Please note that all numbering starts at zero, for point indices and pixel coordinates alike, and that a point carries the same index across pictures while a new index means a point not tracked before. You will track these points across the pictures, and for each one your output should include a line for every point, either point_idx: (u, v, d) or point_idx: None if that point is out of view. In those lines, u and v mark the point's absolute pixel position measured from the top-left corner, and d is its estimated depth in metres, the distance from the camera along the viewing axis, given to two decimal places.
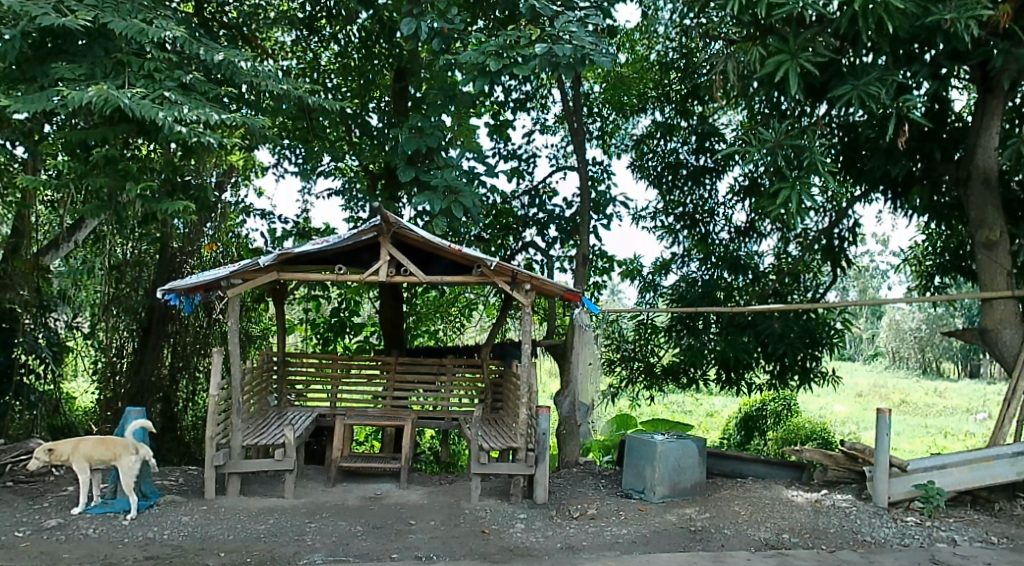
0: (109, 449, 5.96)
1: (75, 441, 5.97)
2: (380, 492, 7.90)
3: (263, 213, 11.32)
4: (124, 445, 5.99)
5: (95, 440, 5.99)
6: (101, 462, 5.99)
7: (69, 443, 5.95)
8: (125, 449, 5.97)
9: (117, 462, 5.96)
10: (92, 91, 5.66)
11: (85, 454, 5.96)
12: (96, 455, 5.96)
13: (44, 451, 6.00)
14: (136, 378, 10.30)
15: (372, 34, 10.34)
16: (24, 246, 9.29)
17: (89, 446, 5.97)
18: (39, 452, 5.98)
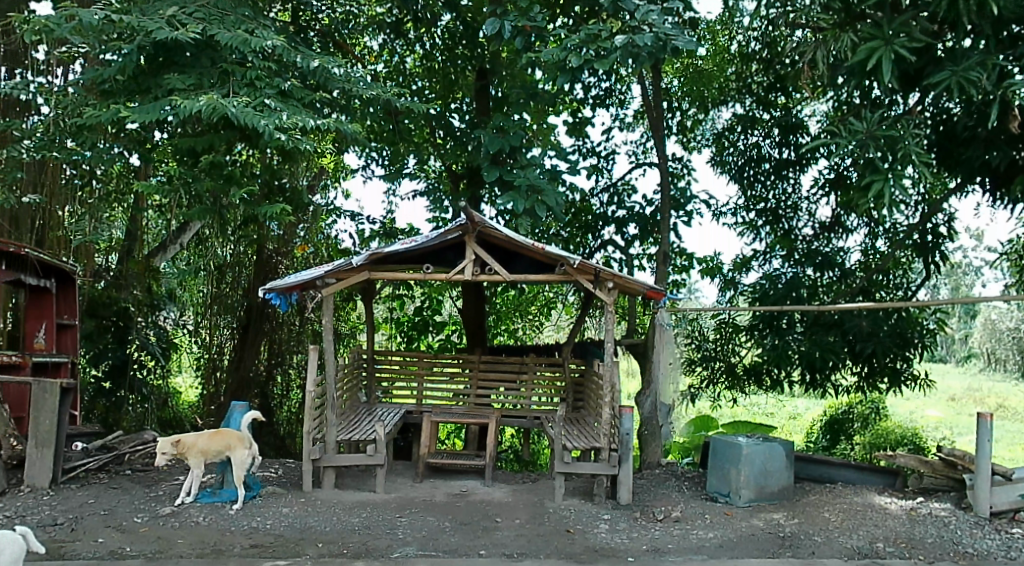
0: (224, 440, 6.25)
1: (192, 436, 6.20)
2: (465, 489, 8.01)
3: (352, 214, 11.66)
4: (238, 438, 6.30)
5: (208, 434, 6.27)
6: (215, 453, 6.24)
7: (189, 435, 6.15)
8: (239, 440, 6.28)
9: (231, 452, 6.24)
10: (202, 100, 5.99)
11: (204, 446, 6.20)
12: (212, 447, 6.22)
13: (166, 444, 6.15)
14: (237, 373, 10.85)
15: (455, 36, 10.43)
16: (136, 248, 10.05)
17: (206, 439, 6.22)
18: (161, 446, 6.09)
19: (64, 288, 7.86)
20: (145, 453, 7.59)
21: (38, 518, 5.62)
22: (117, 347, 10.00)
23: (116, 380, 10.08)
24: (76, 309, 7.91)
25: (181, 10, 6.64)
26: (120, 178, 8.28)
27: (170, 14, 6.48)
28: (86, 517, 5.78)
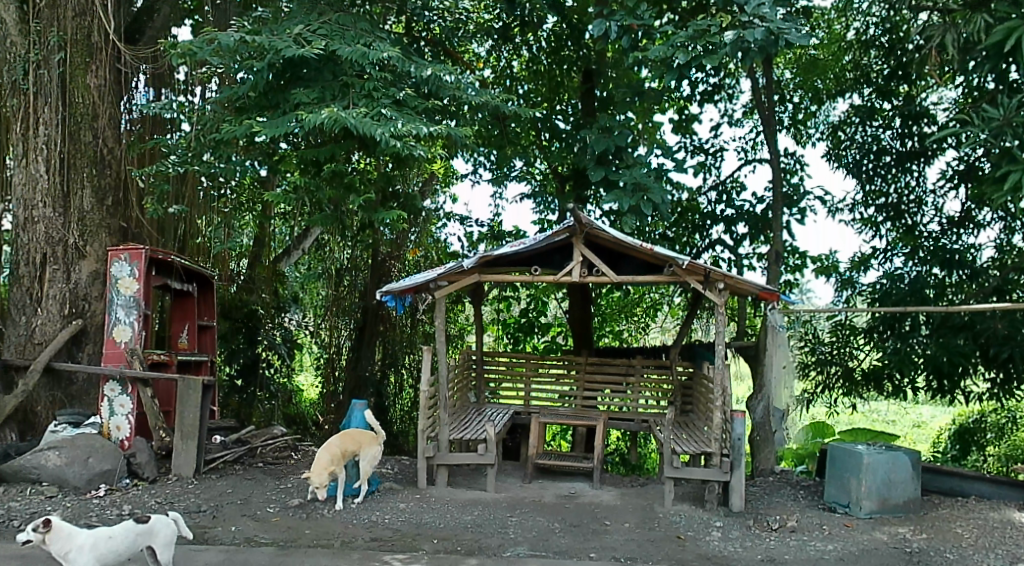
0: (354, 439, 6.43)
1: (332, 450, 6.25)
2: (574, 491, 8.03)
3: (462, 218, 11.93)
4: (367, 434, 6.55)
5: (340, 439, 6.39)
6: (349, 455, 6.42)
7: (328, 453, 6.19)
8: (371, 438, 6.56)
9: (363, 450, 6.47)
10: (324, 113, 6.33)
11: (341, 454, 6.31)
12: (347, 450, 6.38)
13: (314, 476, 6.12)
14: (354, 372, 11.31)
15: (561, 38, 10.48)
16: (264, 254, 10.74)
17: (339, 447, 6.32)
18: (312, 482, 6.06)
19: (205, 291, 8.38)
20: (275, 446, 8.03)
21: (182, 505, 6.03)
22: (248, 348, 10.85)
23: (248, 379, 10.98)
24: (214, 311, 8.43)
25: (307, 29, 7.06)
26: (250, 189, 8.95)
27: (298, 33, 6.91)
28: (224, 506, 6.18)
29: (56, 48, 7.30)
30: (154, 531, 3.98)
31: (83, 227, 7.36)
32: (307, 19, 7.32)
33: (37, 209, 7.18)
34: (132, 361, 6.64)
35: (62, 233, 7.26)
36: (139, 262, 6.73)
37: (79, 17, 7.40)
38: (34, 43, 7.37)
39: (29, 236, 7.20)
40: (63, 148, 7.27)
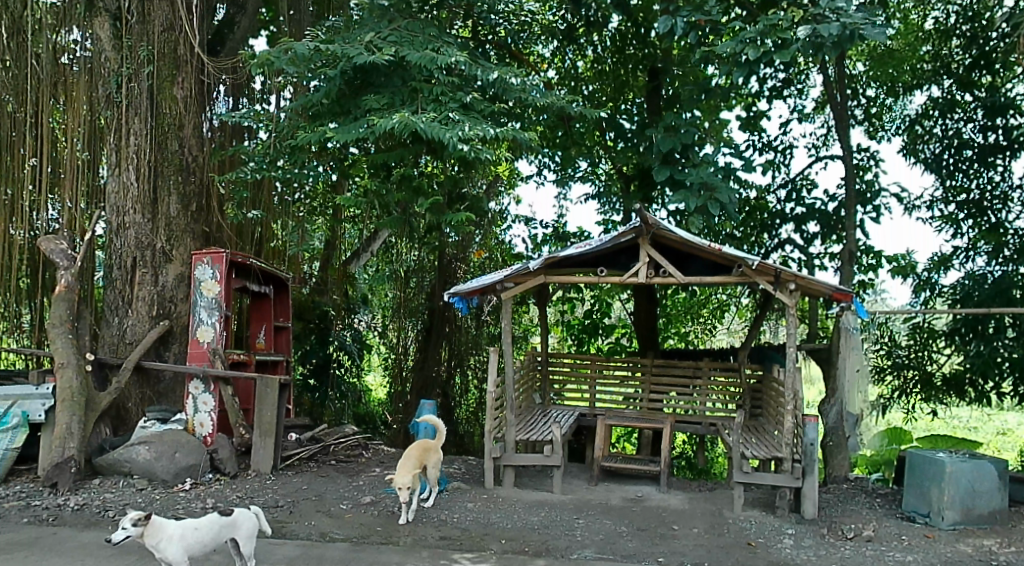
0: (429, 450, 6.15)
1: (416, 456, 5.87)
2: (641, 494, 7.96)
3: (527, 219, 11.97)
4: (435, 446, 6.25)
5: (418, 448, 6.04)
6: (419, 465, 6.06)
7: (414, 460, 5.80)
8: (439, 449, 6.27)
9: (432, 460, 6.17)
10: (395, 118, 6.47)
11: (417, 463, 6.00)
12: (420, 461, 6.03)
13: (404, 476, 5.77)
14: (421, 373, 11.49)
15: (626, 38, 10.46)
16: (335, 256, 11.06)
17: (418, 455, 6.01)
18: (406, 484, 5.71)
19: (280, 294, 8.65)
20: (346, 445, 8.23)
21: (261, 500, 6.23)
22: (319, 348, 11.16)
23: (320, 378, 11.29)
24: (290, 312, 8.71)
25: (378, 36, 7.22)
26: (324, 195, 9.65)
27: (369, 40, 7.07)
28: (300, 501, 6.35)
29: (145, 61, 7.62)
30: (236, 523, 4.15)
31: (169, 231, 7.65)
32: (378, 27, 7.49)
33: (129, 216, 7.53)
34: (215, 360, 6.91)
35: (150, 238, 7.58)
36: (220, 265, 6.99)
37: (166, 32, 7.76)
38: (125, 59, 7.72)
39: (121, 242, 7.56)
40: (151, 157, 7.60)
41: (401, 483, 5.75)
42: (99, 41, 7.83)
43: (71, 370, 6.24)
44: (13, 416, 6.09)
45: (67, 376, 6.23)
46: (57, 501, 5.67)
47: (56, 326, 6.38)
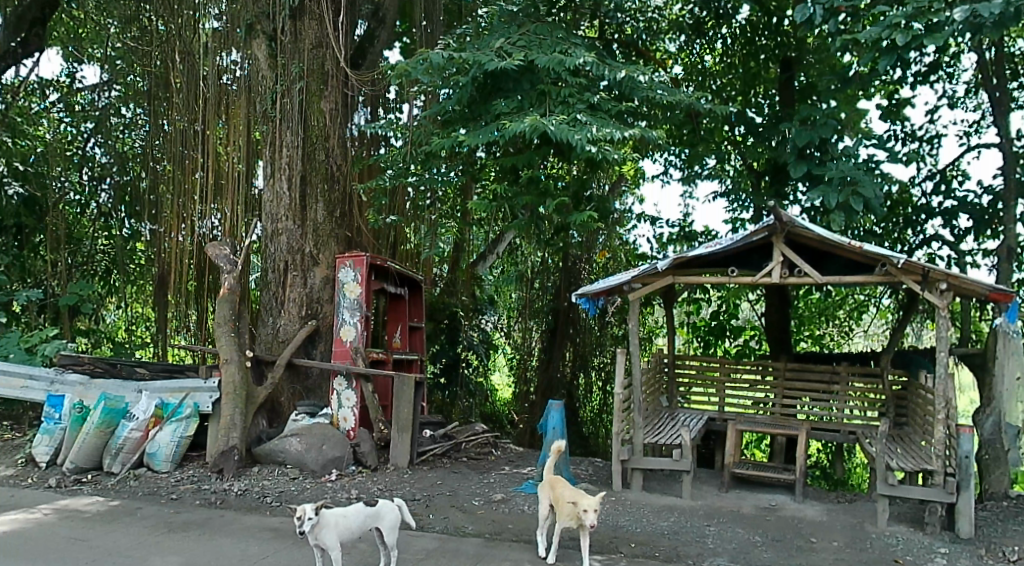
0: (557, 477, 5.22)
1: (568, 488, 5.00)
2: (775, 503, 7.69)
3: (653, 219, 11.85)
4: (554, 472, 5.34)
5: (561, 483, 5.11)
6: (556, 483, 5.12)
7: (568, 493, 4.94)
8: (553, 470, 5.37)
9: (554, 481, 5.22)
10: (526, 122, 6.56)
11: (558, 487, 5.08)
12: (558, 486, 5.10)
13: (590, 500, 4.72)
14: (546, 375, 12.01)
15: (756, 29, 10.10)
16: (463, 258, 11.37)
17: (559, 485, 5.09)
18: (595, 506, 4.68)
19: (414, 294, 9.06)
20: (477, 442, 8.45)
21: (400, 493, 6.50)
22: (450, 347, 11.39)
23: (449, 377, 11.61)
24: (423, 313, 9.09)
25: (507, 41, 7.37)
26: (453, 200, 9.84)
27: (499, 47, 7.23)
28: (435, 496, 6.57)
29: (297, 77, 8.10)
30: (380, 514, 4.38)
31: (316, 237, 8.09)
32: (507, 32, 7.64)
33: (282, 223, 8.02)
34: (356, 358, 7.29)
35: (300, 244, 8.03)
36: (361, 268, 7.39)
37: (316, 48, 8.21)
38: (279, 76, 8.21)
39: (274, 247, 8.06)
40: (301, 167, 8.09)
41: (588, 507, 4.69)
42: (257, 61, 8.31)
43: (233, 366, 6.71)
44: (186, 406, 6.65)
45: (230, 371, 6.70)
46: (223, 487, 6.14)
47: (220, 325, 6.87)
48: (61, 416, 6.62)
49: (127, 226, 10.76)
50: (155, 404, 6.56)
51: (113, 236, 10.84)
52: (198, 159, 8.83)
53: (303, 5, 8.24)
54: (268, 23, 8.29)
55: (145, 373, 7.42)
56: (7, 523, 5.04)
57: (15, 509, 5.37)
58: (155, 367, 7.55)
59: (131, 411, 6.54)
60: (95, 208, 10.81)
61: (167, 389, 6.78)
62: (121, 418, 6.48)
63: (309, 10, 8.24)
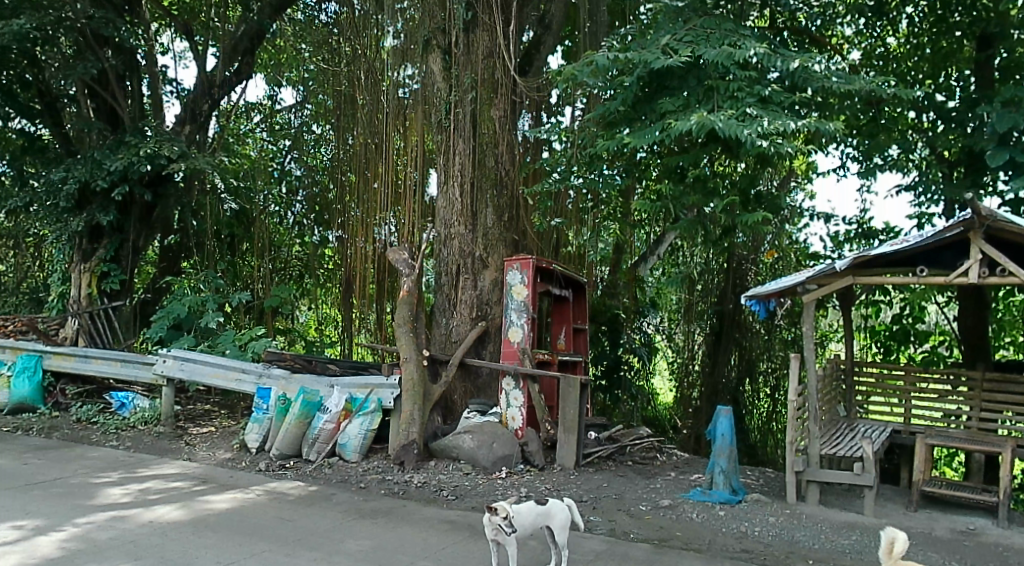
0: None
1: None
2: (973, 527, 7.03)
3: (827, 216, 11.22)
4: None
5: None
6: None
7: None
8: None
9: None
10: (693, 119, 6.42)
11: None
12: None
13: None
14: (710, 380, 11.90)
15: (947, 5, 9.31)
16: (623, 259, 11.29)
17: None
18: None
19: (578, 296, 9.15)
20: (642, 446, 8.37)
21: (568, 493, 6.58)
22: (612, 349, 11.38)
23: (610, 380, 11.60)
24: (586, 315, 9.16)
25: (674, 38, 7.23)
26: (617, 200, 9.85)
27: (665, 43, 7.11)
28: (602, 499, 6.58)
29: (469, 88, 8.40)
30: (551, 513, 4.48)
31: (486, 240, 8.35)
32: (674, 28, 7.51)
33: (454, 228, 8.32)
34: (524, 359, 7.46)
35: (471, 247, 8.31)
36: (528, 271, 7.55)
37: (487, 58, 8.48)
38: (452, 87, 8.53)
39: (447, 251, 8.36)
40: (473, 173, 8.37)
41: None
42: (433, 74, 8.70)
43: (412, 364, 7.08)
44: (371, 401, 7.02)
45: (409, 369, 7.07)
46: (404, 478, 6.51)
47: (400, 325, 7.26)
48: (269, 406, 7.23)
49: (317, 234, 11.36)
50: (346, 398, 6.99)
51: (306, 242, 11.73)
52: (379, 170, 9.43)
53: (475, 17, 8.54)
54: (443, 38, 8.68)
55: (336, 369, 8.00)
56: (227, 500, 5.63)
57: (233, 488, 5.99)
58: (344, 363, 8.13)
59: (325, 403, 7.07)
60: (290, 217, 11.72)
61: (356, 384, 7.13)
62: (317, 410, 7.04)
63: (482, 21, 8.51)
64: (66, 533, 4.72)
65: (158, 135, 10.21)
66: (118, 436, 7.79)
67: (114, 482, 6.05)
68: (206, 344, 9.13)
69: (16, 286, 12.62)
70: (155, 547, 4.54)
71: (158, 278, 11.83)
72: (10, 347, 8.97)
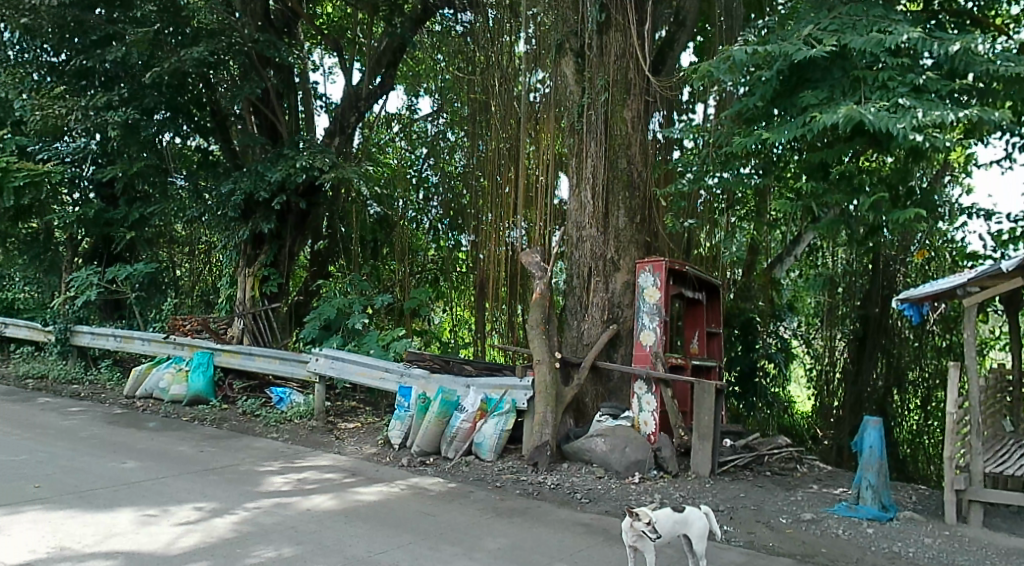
0: None
1: None
2: None
3: (988, 213, 10.37)
4: None
5: None
6: None
7: None
8: None
9: None
10: (839, 112, 6.09)
11: None
12: None
13: None
14: (854, 389, 11.33)
15: None
16: (758, 262, 10.87)
17: None
18: None
19: (712, 300, 8.93)
20: (781, 457, 8.03)
21: (703, 501, 6.41)
22: (747, 355, 11.02)
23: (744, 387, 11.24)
24: (721, 319, 8.91)
25: (817, 27, 6.92)
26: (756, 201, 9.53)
27: (808, 34, 6.82)
28: (740, 509, 6.37)
29: (602, 89, 8.32)
30: (689, 521, 4.39)
31: (618, 242, 8.25)
32: (817, 17, 7.16)
33: (586, 230, 8.29)
34: (656, 363, 7.32)
35: (602, 250, 8.25)
36: (660, 273, 7.42)
37: (620, 59, 8.38)
38: (585, 89, 8.52)
39: (579, 253, 8.36)
40: (605, 176, 8.31)
41: None
42: (566, 77, 8.74)
43: (546, 366, 7.12)
44: (506, 402, 7.14)
45: (542, 371, 7.11)
46: (538, 478, 6.57)
47: (533, 328, 7.34)
48: (410, 404, 7.51)
49: (451, 239, 11.58)
50: (481, 398, 7.18)
51: (442, 247, 11.75)
52: (515, 175, 9.62)
53: (610, 18, 8.45)
54: (575, 41, 8.66)
55: (471, 370, 8.20)
56: (375, 492, 5.87)
57: (379, 482, 6.25)
58: (479, 364, 8.32)
59: (462, 403, 7.26)
60: (426, 221, 11.99)
61: (491, 385, 7.29)
62: (454, 410, 7.23)
63: (615, 22, 8.41)
64: (238, 516, 5.08)
65: (311, 147, 10.85)
66: (278, 429, 8.30)
67: (276, 471, 6.45)
68: (352, 344, 9.59)
69: (190, 289, 13.78)
70: (313, 533, 4.81)
71: (311, 281, 12.43)
72: (188, 345, 9.82)
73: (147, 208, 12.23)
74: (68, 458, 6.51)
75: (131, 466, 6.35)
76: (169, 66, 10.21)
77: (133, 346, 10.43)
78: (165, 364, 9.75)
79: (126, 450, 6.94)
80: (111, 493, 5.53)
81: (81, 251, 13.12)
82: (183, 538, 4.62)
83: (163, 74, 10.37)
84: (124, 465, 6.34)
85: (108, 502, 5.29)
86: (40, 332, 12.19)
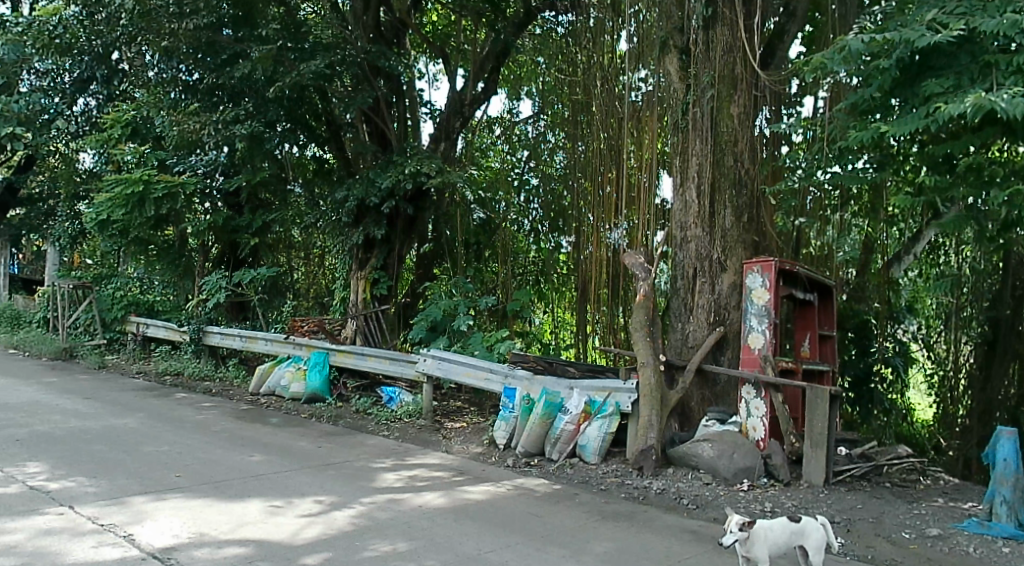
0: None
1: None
2: None
3: None
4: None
5: None
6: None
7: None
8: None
9: None
10: (968, 100, 5.67)
11: None
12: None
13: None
14: (983, 396, 10.63)
15: None
16: (873, 263, 10.28)
17: None
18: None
19: (824, 301, 8.55)
20: (902, 468, 7.58)
21: (818, 512, 6.14)
22: (863, 359, 10.50)
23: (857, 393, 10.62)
24: (834, 321, 8.49)
25: (942, 11, 6.49)
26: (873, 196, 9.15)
27: (932, 18, 6.40)
28: (858, 521, 6.05)
29: (707, 86, 8.11)
30: (806, 531, 4.29)
31: (724, 242, 8.00)
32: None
33: (691, 230, 8.12)
34: (765, 367, 7.07)
35: (708, 250, 8.04)
36: (769, 274, 7.16)
37: (727, 54, 8.08)
38: (690, 86, 8.35)
39: (684, 254, 8.18)
40: (712, 174, 8.10)
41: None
42: (671, 75, 8.59)
43: (650, 368, 6.99)
44: (609, 405, 7.06)
45: (646, 374, 6.98)
46: (643, 483, 6.46)
47: (635, 331, 7.22)
48: (514, 405, 7.55)
49: (552, 240, 11.51)
50: (584, 400, 7.18)
51: (543, 249, 11.72)
52: (619, 176, 9.55)
53: (716, 13, 8.19)
54: (680, 38, 8.49)
55: (575, 371, 8.17)
56: (483, 492, 5.93)
57: (486, 481, 6.31)
58: (582, 366, 8.27)
59: (566, 405, 7.26)
60: (527, 224, 12.01)
61: (594, 387, 7.23)
62: (558, 411, 7.23)
63: (722, 16, 8.13)
64: (356, 510, 5.23)
65: (419, 153, 11.11)
66: (388, 427, 8.54)
67: (389, 467, 6.62)
68: (458, 346, 9.76)
69: (306, 291, 14.39)
70: (425, 530, 4.90)
71: (418, 283, 12.66)
72: (305, 345, 10.21)
73: (269, 215, 12.92)
74: (202, 450, 6.91)
75: (258, 459, 6.67)
76: (290, 81, 10.54)
77: (257, 346, 10.95)
78: (286, 363, 10.22)
79: (252, 444, 7.31)
80: (240, 484, 5.82)
81: (212, 256, 14.14)
82: (306, 529, 4.81)
83: (285, 88, 10.79)
84: (253, 458, 6.67)
85: (239, 493, 5.57)
86: (176, 331, 13.03)
